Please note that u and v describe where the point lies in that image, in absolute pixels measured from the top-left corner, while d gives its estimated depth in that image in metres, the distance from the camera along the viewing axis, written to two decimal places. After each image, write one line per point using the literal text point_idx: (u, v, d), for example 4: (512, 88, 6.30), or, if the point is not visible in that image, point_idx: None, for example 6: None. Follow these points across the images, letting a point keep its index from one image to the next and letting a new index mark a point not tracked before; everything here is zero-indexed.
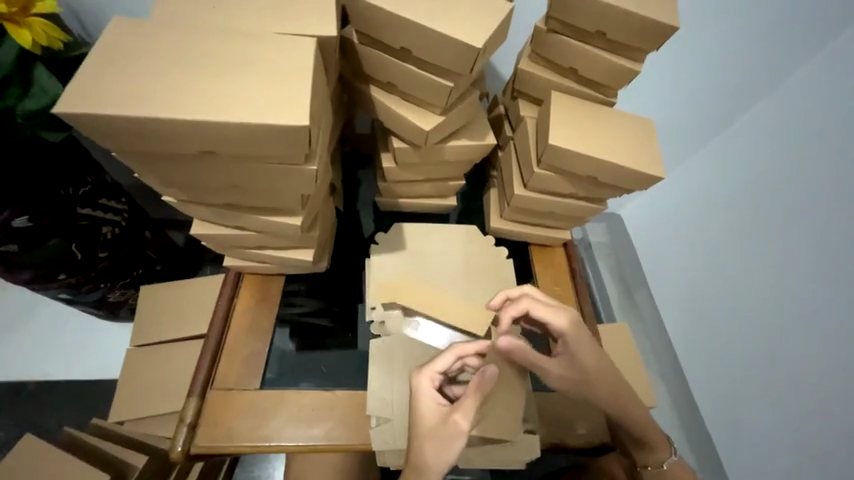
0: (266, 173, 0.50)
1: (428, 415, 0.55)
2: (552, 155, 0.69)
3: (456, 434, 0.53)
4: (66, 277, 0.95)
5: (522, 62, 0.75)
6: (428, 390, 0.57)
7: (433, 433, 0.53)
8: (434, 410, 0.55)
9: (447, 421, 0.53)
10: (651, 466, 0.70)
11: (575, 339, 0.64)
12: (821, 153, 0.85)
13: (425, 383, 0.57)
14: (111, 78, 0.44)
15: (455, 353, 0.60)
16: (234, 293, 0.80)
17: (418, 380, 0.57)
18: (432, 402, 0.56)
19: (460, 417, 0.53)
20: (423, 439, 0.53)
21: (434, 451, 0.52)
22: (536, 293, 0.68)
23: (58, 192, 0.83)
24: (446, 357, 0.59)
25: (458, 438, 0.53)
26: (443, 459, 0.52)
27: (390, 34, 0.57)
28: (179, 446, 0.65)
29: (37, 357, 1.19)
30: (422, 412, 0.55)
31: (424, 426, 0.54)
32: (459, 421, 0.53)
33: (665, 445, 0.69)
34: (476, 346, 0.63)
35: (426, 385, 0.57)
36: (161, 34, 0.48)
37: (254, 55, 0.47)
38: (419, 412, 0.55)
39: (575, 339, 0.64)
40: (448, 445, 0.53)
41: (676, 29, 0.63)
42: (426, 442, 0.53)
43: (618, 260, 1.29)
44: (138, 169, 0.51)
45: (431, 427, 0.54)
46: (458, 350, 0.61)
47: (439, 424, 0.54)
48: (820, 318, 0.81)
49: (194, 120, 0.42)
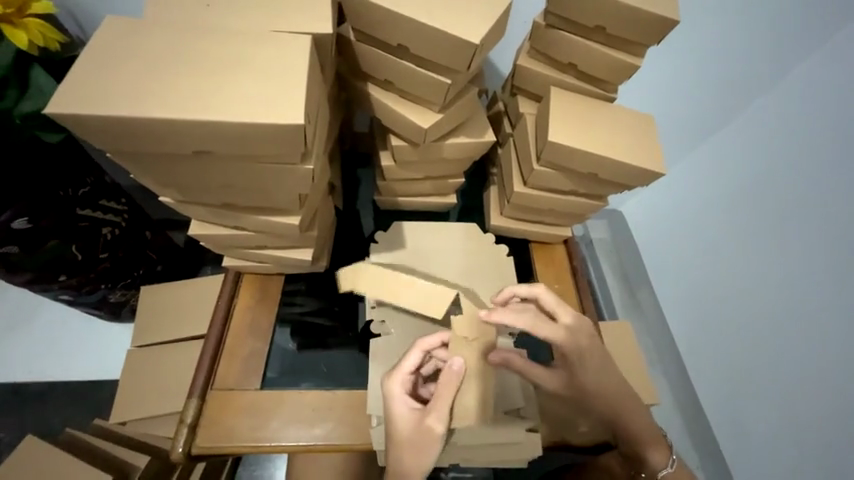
0: (263, 173, 0.50)
1: (403, 422, 0.54)
2: (551, 152, 0.68)
3: (432, 440, 0.53)
4: (67, 278, 0.95)
5: (521, 58, 0.74)
6: (400, 395, 0.56)
7: (410, 441, 0.53)
8: (408, 415, 0.55)
9: (422, 426, 0.53)
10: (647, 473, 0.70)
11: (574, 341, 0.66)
12: (825, 147, 0.84)
13: (396, 388, 0.57)
14: (104, 78, 0.43)
15: (421, 349, 0.61)
16: (234, 293, 0.80)
17: (390, 387, 0.57)
18: (404, 407, 0.56)
19: (434, 421, 0.54)
20: (401, 447, 0.54)
21: (412, 458, 0.52)
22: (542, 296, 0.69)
23: (56, 194, 0.83)
24: (413, 355, 0.59)
25: (434, 443, 0.53)
26: (422, 465, 0.53)
27: (387, 30, 0.57)
28: (181, 447, 0.65)
29: (37, 358, 1.20)
30: (397, 418, 0.55)
31: (400, 434, 0.54)
32: (434, 426, 0.53)
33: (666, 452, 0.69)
34: (439, 338, 0.64)
35: (398, 389, 0.56)
36: (155, 33, 0.47)
37: (248, 53, 0.47)
38: (393, 418, 0.55)
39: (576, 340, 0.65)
40: (425, 452, 0.53)
41: (676, 23, 0.62)
42: (403, 450, 0.53)
43: (619, 258, 1.27)
44: (134, 170, 0.50)
45: (407, 435, 0.54)
46: (423, 346, 0.61)
47: (414, 431, 0.54)
48: (824, 314, 0.80)
49: (188, 120, 0.42)
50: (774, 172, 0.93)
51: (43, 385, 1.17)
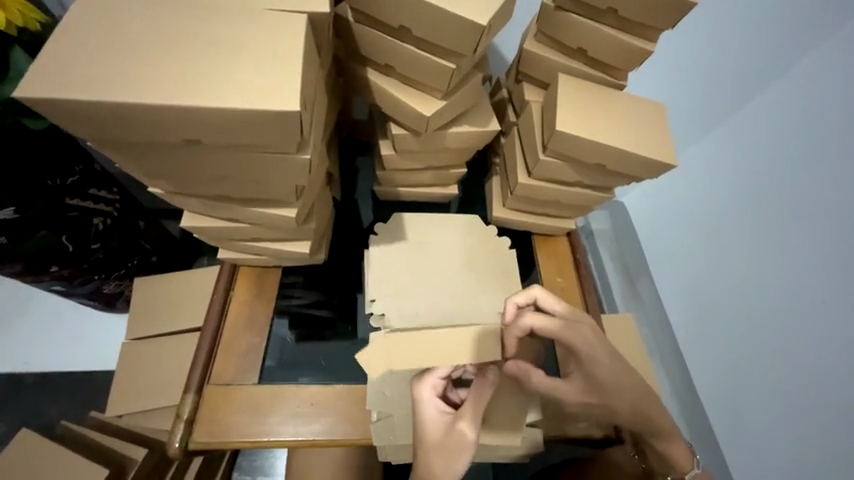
0: (256, 163, 0.48)
1: (433, 428, 0.58)
2: (558, 141, 0.66)
3: (463, 445, 0.57)
4: (58, 269, 0.93)
5: (527, 43, 0.71)
6: (430, 399, 0.60)
7: (441, 445, 0.57)
8: (438, 420, 0.59)
9: (453, 431, 0.58)
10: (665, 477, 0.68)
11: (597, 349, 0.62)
12: (834, 138, 0.83)
13: (428, 394, 0.60)
14: (81, 60, 0.40)
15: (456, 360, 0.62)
16: (230, 285, 0.78)
17: (420, 391, 0.60)
18: (435, 411, 0.60)
19: (466, 427, 0.58)
20: (430, 451, 0.57)
21: (444, 463, 0.56)
22: (543, 294, 0.65)
23: (44, 183, 0.80)
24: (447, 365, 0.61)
25: (465, 449, 0.57)
26: (453, 470, 0.57)
27: (389, 11, 0.54)
28: (177, 442, 0.64)
29: (31, 350, 1.18)
30: (428, 423, 0.59)
31: (430, 438, 0.58)
32: (465, 431, 0.58)
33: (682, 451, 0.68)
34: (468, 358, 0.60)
35: (427, 394, 0.60)
36: (140, 11, 0.44)
37: (240, 34, 0.44)
38: (424, 423, 0.59)
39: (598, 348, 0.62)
40: (458, 456, 0.57)
41: (693, 4, 0.58)
42: (434, 455, 0.57)
43: (618, 248, 1.22)
44: (120, 158, 0.48)
45: (438, 440, 0.58)
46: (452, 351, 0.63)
47: (445, 436, 0.58)
48: (828, 310, 0.79)
49: (179, 108, 0.39)
50: (782, 165, 0.91)
51: (39, 375, 1.16)
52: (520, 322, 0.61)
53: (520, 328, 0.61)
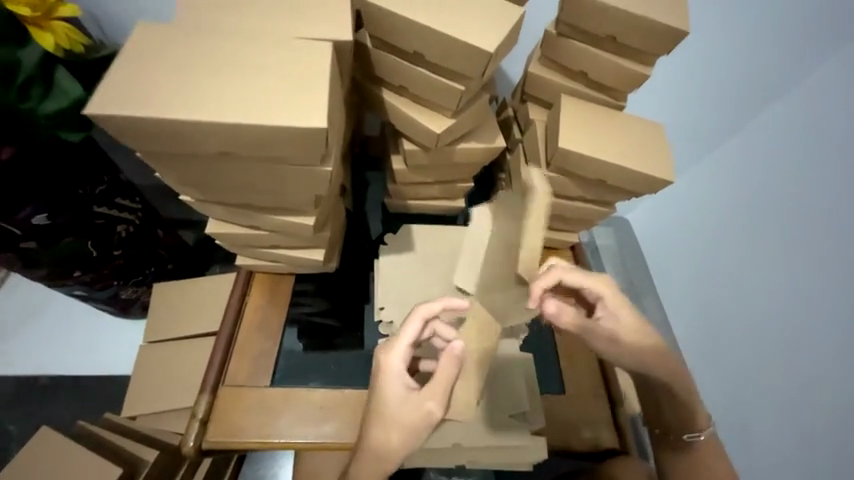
0: (279, 174, 0.51)
1: (398, 403, 0.52)
2: (561, 158, 0.69)
3: (425, 422, 0.52)
4: (81, 274, 0.98)
5: (532, 66, 0.76)
6: (399, 371, 0.54)
7: (404, 420, 0.52)
8: (403, 395, 0.53)
9: (418, 408, 0.52)
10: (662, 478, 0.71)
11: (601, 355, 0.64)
12: (829, 157, 0.85)
13: (396, 364, 0.54)
14: (130, 81, 0.45)
15: (420, 317, 0.56)
16: (246, 290, 0.81)
17: (389, 361, 0.54)
18: (402, 386, 0.53)
19: (432, 406, 0.52)
20: (390, 425, 0.52)
21: (402, 439, 0.52)
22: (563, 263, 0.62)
23: (76, 191, 0.85)
24: (412, 326, 0.56)
25: (426, 426, 0.52)
26: (407, 445, 0.53)
27: (405, 38, 0.58)
28: (191, 441, 0.67)
29: (47, 354, 1.22)
30: (392, 396, 0.53)
31: (393, 413, 0.52)
32: (431, 408, 0.52)
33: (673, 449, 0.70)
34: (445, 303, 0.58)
35: (397, 366, 0.54)
36: (185, 39, 0.49)
37: (271, 59, 0.49)
38: (389, 396, 0.53)
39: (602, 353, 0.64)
40: (417, 434, 0.53)
41: (686, 32, 0.63)
42: (393, 431, 0.52)
43: (623, 261, 1.28)
44: (158, 169, 0.52)
45: (401, 416, 0.52)
46: (424, 314, 0.57)
47: (408, 413, 0.52)
48: (828, 326, 0.80)
49: (215, 123, 0.44)
50: (780, 182, 0.93)
51: (53, 379, 1.19)
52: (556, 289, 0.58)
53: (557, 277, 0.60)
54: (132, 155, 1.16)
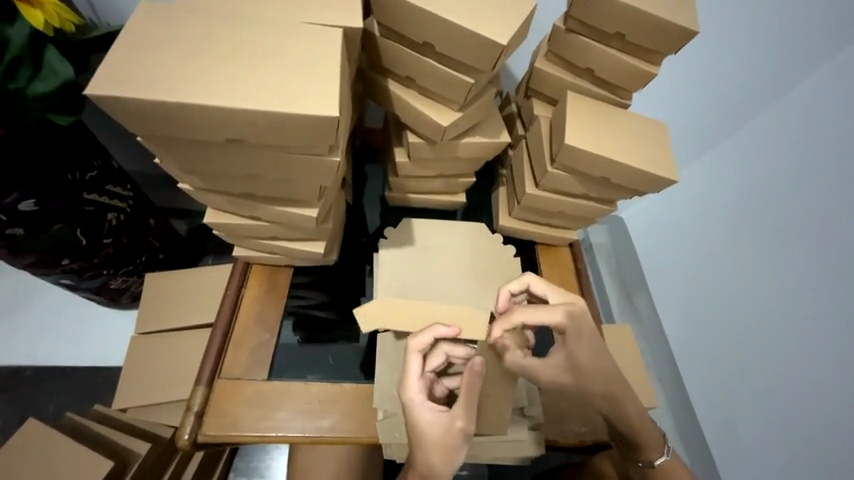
0: (287, 163, 0.50)
1: (431, 432, 0.54)
2: (566, 155, 0.69)
3: (461, 440, 0.55)
4: (70, 262, 0.95)
5: (538, 61, 0.75)
6: (422, 403, 0.55)
7: (440, 444, 0.54)
8: (434, 420, 0.54)
9: (451, 431, 0.54)
10: (641, 463, 0.72)
11: (598, 348, 0.64)
12: (826, 164, 0.85)
13: (417, 397, 0.55)
14: (130, 62, 0.43)
15: (418, 351, 0.58)
16: (243, 281, 0.80)
17: (409, 397, 0.55)
18: (430, 412, 0.55)
19: (462, 423, 0.54)
20: (428, 451, 0.54)
21: (443, 458, 0.54)
22: (526, 310, 0.61)
23: (65, 177, 0.82)
24: (414, 361, 0.58)
25: (462, 443, 0.55)
26: (451, 463, 0.55)
27: (414, 27, 0.57)
28: (187, 434, 0.66)
29: (32, 343, 1.18)
30: (424, 426, 0.54)
31: (429, 440, 0.54)
32: (463, 428, 0.54)
33: (659, 446, 0.71)
34: (430, 335, 0.60)
35: (418, 397, 0.55)
36: (192, 20, 0.48)
37: (279, 44, 0.47)
38: (420, 427, 0.54)
39: (598, 348, 0.64)
40: (456, 451, 0.55)
41: (694, 33, 0.63)
42: (433, 453, 0.54)
43: (617, 262, 1.27)
44: (160, 154, 0.51)
45: (437, 441, 0.54)
46: (417, 349, 0.59)
47: (443, 435, 0.54)
48: (820, 331, 0.82)
49: (219, 108, 0.42)
50: (776, 185, 0.94)
51: (39, 369, 1.16)
52: (512, 317, 0.60)
53: (510, 322, 0.60)
54: (134, 140, 1.13)
